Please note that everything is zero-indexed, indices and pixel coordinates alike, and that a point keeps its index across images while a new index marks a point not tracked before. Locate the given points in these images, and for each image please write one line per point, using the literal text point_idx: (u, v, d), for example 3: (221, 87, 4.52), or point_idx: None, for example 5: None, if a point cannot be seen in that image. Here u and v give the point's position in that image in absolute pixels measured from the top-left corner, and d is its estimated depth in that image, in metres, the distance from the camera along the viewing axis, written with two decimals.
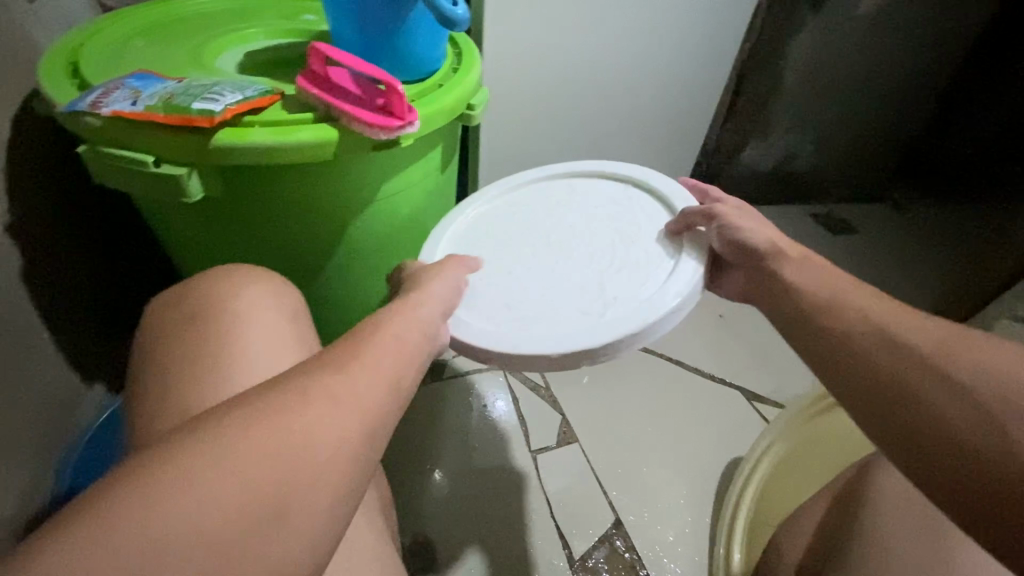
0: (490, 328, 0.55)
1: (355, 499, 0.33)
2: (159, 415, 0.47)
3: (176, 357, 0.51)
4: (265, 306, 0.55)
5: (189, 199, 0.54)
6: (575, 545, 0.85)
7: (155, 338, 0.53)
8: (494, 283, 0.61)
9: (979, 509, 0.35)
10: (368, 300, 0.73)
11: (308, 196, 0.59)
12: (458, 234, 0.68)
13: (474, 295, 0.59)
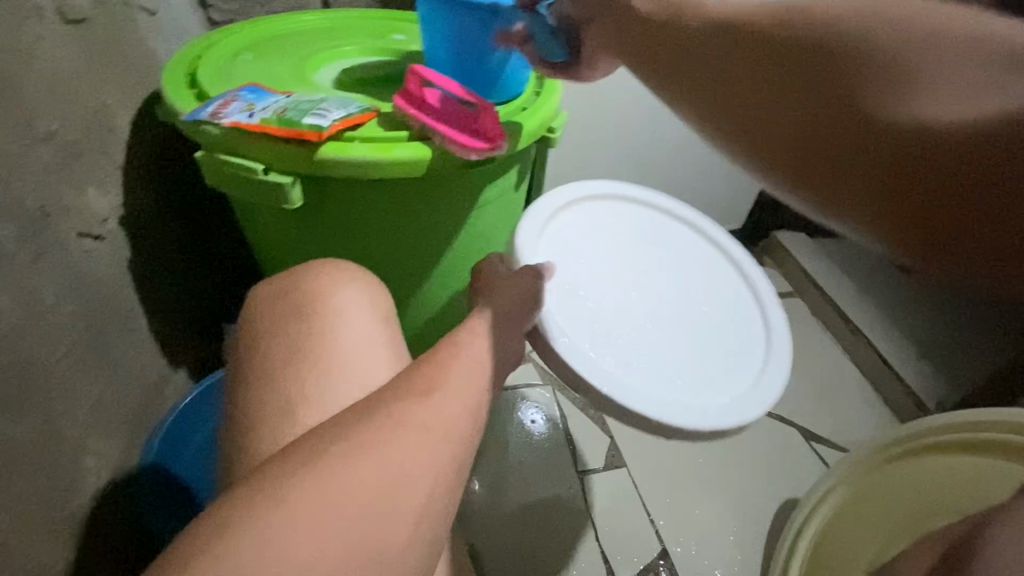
0: (658, 395, 0.60)
1: (445, 502, 0.35)
2: (253, 403, 0.51)
3: (281, 353, 0.54)
4: (358, 310, 0.58)
5: (289, 206, 0.58)
6: (620, 571, 0.85)
7: (260, 331, 0.56)
8: (642, 344, 0.66)
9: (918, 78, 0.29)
10: (435, 308, 0.75)
11: (396, 208, 0.62)
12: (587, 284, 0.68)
13: (627, 355, 0.63)
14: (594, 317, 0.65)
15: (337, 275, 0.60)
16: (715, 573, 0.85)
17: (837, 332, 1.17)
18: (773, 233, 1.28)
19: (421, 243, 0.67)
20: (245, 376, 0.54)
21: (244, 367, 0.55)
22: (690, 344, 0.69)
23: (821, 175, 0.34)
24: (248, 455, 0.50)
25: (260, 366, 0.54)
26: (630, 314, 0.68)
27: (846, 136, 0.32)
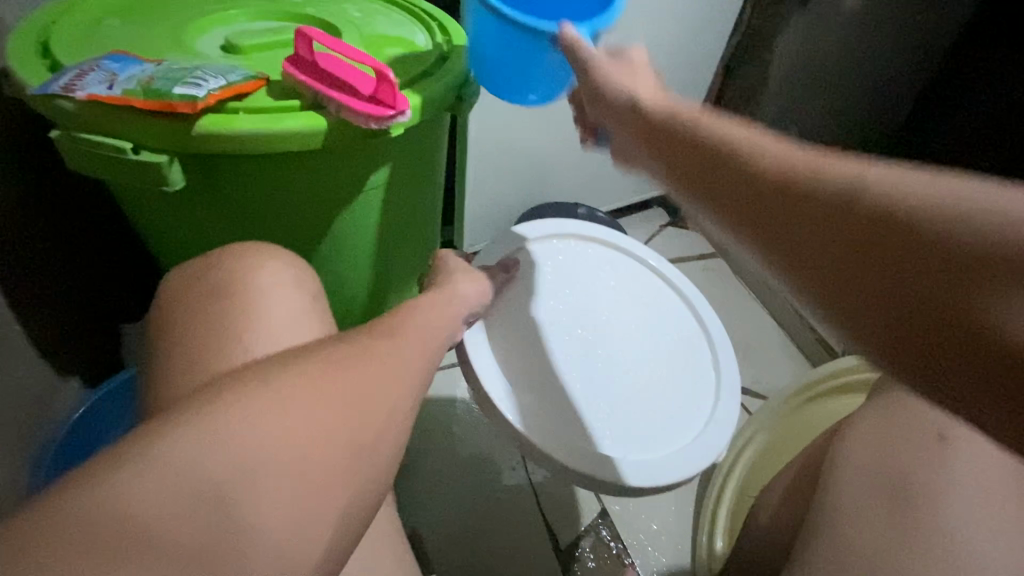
0: (590, 448, 0.62)
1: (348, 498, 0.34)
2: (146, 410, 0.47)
3: (193, 341, 0.49)
4: (281, 285, 0.53)
5: (169, 188, 0.52)
6: (560, 535, 0.86)
7: (173, 314, 0.52)
8: (586, 397, 0.67)
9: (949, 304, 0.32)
10: (355, 292, 0.72)
11: (295, 187, 0.58)
12: (536, 337, 0.69)
13: (564, 408, 0.65)
14: (539, 369, 0.67)
15: (255, 255, 0.55)
16: (651, 525, 0.89)
17: (757, 287, 1.22)
18: None
19: (330, 222, 0.63)
20: (158, 370, 0.50)
21: (157, 360, 0.50)
22: (642, 396, 0.69)
23: (846, 326, 0.35)
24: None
25: (171, 358, 0.49)
26: (584, 362, 0.69)
27: (927, 321, 0.32)
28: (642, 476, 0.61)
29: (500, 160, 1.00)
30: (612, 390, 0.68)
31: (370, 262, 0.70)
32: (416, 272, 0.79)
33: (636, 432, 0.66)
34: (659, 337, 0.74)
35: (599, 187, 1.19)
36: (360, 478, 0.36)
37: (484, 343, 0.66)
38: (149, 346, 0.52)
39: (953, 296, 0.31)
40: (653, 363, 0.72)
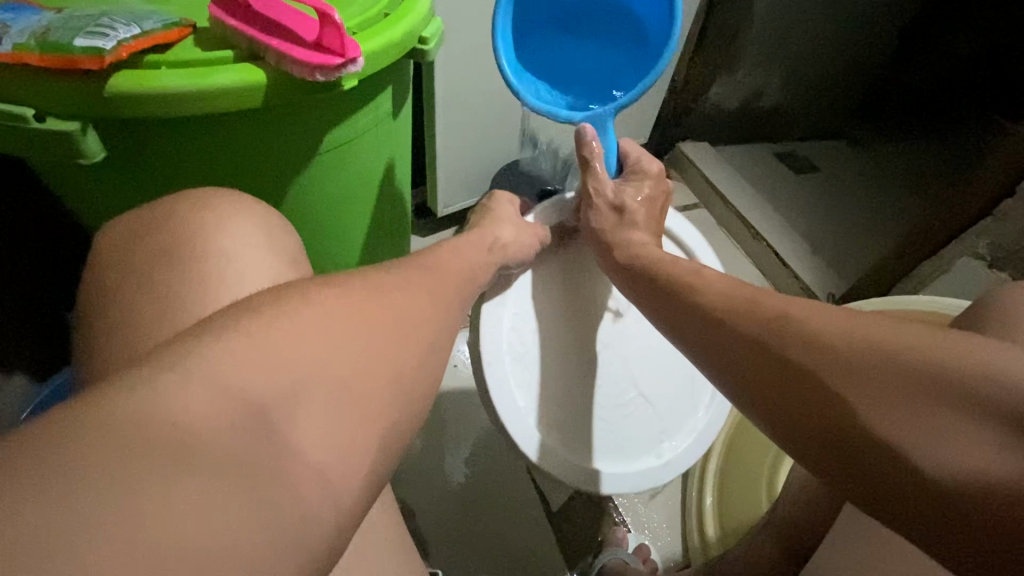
0: (567, 456, 0.66)
1: (342, 506, 0.29)
2: None
3: (154, 294, 0.43)
4: (251, 243, 0.47)
5: (89, 161, 0.45)
6: (553, 498, 0.85)
7: (114, 284, 0.45)
8: (580, 408, 0.68)
9: (873, 468, 0.33)
10: (323, 262, 0.65)
11: (237, 148, 0.51)
12: (546, 345, 0.66)
13: (553, 414, 0.67)
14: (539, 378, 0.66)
15: (230, 210, 0.48)
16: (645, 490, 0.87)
17: (740, 237, 1.19)
18: (677, 145, 1.27)
19: (284, 189, 0.56)
20: (105, 326, 0.44)
21: (108, 309, 0.44)
22: (636, 413, 0.71)
23: (782, 430, 0.37)
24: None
25: (120, 317, 0.43)
26: (603, 376, 0.69)
27: (850, 458, 0.33)
28: (617, 485, 0.68)
29: (472, 113, 0.93)
30: (610, 406, 0.69)
31: (335, 230, 0.63)
32: (390, 238, 0.73)
33: (625, 446, 0.70)
34: (672, 362, 0.72)
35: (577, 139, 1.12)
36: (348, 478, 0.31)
37: (489, 319, 0.61)
38: (99, 287, 0.46)
39: (879, 439, 0.32)
40: (660, 387, 0.72)
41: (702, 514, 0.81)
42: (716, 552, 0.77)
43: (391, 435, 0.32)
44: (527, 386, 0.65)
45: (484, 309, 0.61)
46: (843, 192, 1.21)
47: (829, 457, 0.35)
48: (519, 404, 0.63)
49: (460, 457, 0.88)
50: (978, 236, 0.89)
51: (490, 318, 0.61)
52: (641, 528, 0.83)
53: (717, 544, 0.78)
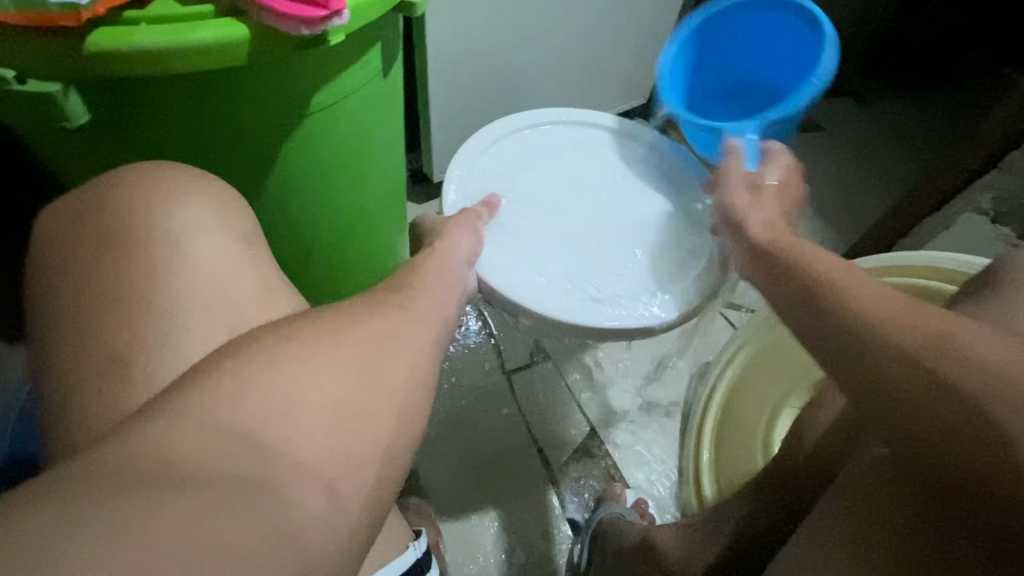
0: (620, 308, 0.63)
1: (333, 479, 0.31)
2: (78, 392, 0.41)
3: (121, 272, 0.44)
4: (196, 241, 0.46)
5: (73, 123, 0.45)
6: (552, 457, 0.87)
7: (77, 264, 0.45)
8: (598, 274, 0.65)
9: (986, 474, 0.31)
10: (317, 233, 0.65)
11: (220, 112, 0.50)
12: (535, 243, 0.67)
13: (588, 290, 0.64)
14: (555, 276, 0.65)
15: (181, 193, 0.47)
16: (644, 454, 0.88)
17: None
18: None
19: (272, 158, 0.55)
20: (94, 292, 0.43)
21: (96, 273, 0.44)
22: (645, 244, 0.68)
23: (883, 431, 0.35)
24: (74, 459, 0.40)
25: (97, 291, 0.43)
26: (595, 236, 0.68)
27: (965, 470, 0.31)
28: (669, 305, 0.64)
29: (467, 74, 0.91)
30: (621, 254, 0.67)
31: (324, 198, 0.62)
32: (385, 206, 0.72)
33: (655, 270, 0.66)
34: (645, 195, 0.72)
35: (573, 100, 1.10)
36: (348, 462, 0.32)
37: (489, 266, 0.63)
38: (85, 253, 0.45)
39: (992, 439, 0.30)
40: (650, 221, 0.70)
41: (700, 473, 0.82)
42: (713, 505, 0.79)
43: (383, 414, 0.34)
44: (620, 289, 0.64)
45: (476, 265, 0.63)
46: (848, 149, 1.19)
47: (937, 458, 0.32)
48: (562, 302, 0.63)
49: (459, 420, 0.89)
50: (984, 190, 0.87)
51: (492, 266, 0.63)
52: (641, 486, 0.86)
53: (714, 498, 0.80)
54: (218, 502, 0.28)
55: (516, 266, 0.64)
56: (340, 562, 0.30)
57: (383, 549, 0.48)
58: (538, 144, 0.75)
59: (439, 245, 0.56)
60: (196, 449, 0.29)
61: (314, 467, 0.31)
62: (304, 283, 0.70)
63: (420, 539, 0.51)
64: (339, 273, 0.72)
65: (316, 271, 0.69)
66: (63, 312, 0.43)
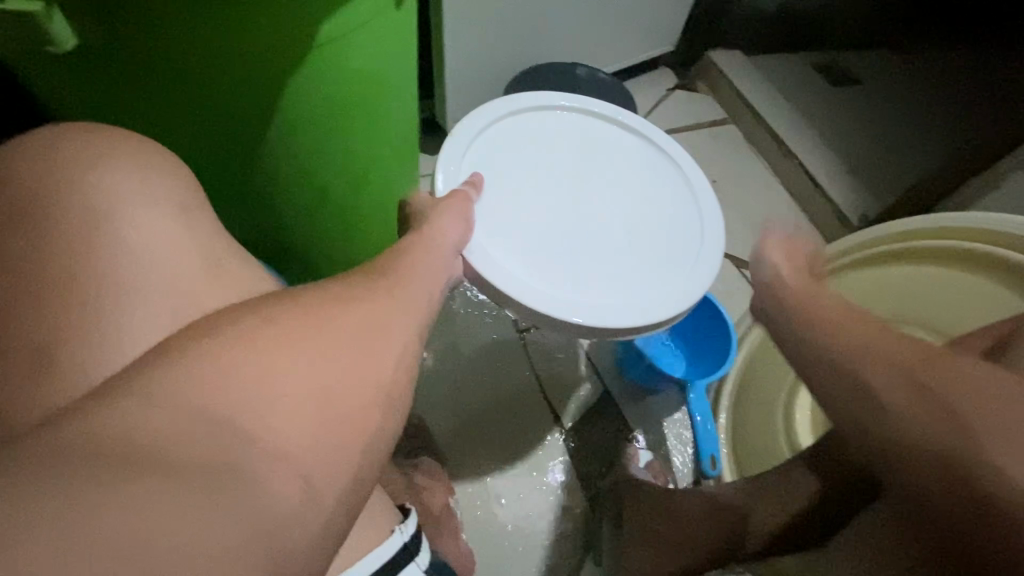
0: (618, 306, 0.60)
1: (327, 466, 0.31)
2: (58, 360, 0.39)
3: (96, 250, 0.42)
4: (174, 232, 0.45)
5: (61, 48, 0.42)
6: (564, 415, 0.86)
7: (57, 220, 0.42)
8: (598, 270, 0.63)
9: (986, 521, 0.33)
10: (325, 184, 0.62)
11: (222, 42, 0.46)
12: (536, 230, 0.63)
13: (587, 286, 0.61)
14: (557, 264, 0.62)
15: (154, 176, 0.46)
16: (657, 418, 0.87)
17: (769, 158, 1.12)
18: (707, 53, 1.18)
19: (275, 98, 0.51)
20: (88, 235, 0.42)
21: (94, 213, 0.42)
22: (648, 243, 0.65)
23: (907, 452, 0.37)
24: (53, 408, 0.38)
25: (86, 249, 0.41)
26: (597, 230, 0.65)
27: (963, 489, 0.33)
28: (671, 309, 0.61)
29: (485, 13, 0.85)
30: (621, 252, 0.64)
31: (331, 146, 0.59)
32: (396, 155, 0.68)
33: (656, 273, 0.64)
34: (650, 190, 0.69)
35: (595, 46, 1.04)
36: (338, 448, 0.31)
37: (490, 249, 0.60)
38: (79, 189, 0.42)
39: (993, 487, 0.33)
40: (653, 218, 0.67)
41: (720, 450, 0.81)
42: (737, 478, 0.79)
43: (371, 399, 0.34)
44: (625, 287, 0.62)
45: (474, 254, 0.58)
46: (881, 108, 1.10)
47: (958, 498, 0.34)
48: (562, 295, 0.60)
49: (468, 379, 0.87)
50: None
51: (492, 255, 0.59)
52: (654, 447, 0.85)
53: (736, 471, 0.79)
54: (211, 480, 0.27)
55: (518, 262, 0.60)
56: (328, 522, 0.30)
57: (366, 524, 0.46)
58: (541, 128, 0.70)
59: (428, 229, 0.52)
60: (173, 440, 0.27)
61: (292, 471, 0.29)
62: (306, 239, 0.67)
63: (407, 519, 0.49)
64: (344, 232, 0.69)
65: (320, 226, 0.66)
66: (45, 250, 0.41)
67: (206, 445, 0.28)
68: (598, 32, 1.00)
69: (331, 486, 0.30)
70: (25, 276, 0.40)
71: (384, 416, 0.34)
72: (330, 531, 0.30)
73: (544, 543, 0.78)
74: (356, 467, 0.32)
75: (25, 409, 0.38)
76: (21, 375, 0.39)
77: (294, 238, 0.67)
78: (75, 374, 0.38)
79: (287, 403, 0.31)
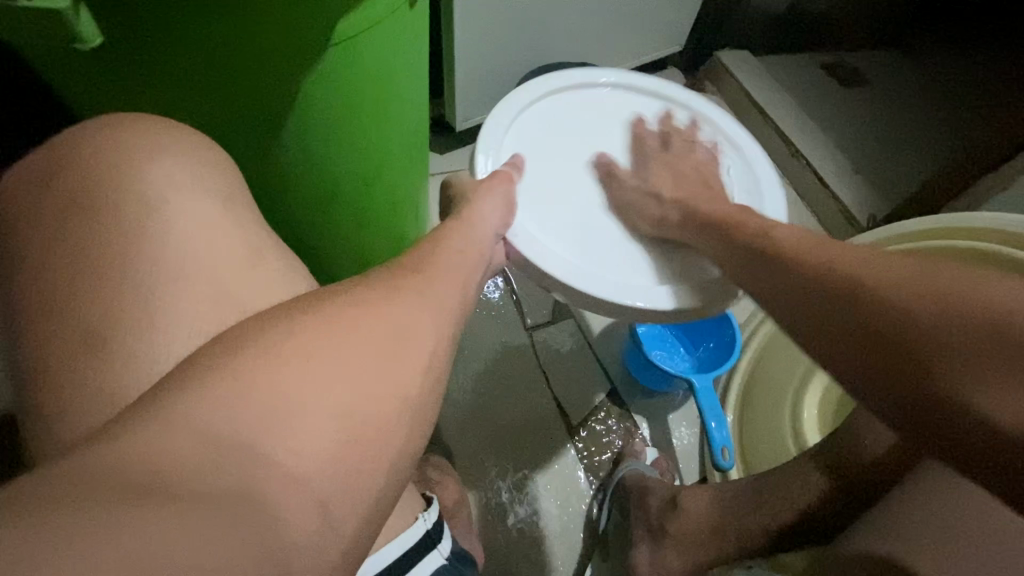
0: (659, 288, 0.60)
1: (353, 463, 0.32)
2: (94, 362, 0.40)
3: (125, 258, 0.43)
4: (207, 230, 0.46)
5: (87, 44, 0.42)
6: (573, 413, 0.87)
7: (89, 230, 0.43)
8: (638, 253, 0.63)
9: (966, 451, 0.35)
10: (340, 181, 0.63)
11: (240, 42, 0.47)
12: (574, 216, 0.64)
13: (627, 268, 0.62)
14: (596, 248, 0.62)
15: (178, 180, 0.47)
16: (667, 415, 0.88)
17: (778, 157, 1.12)
18: (716, 53, 1.18)
19: (295, 95, 0.52)
20: (122, 235, 0.43)
21: (126, 215, 0.44)
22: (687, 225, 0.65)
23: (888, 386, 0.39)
24: (91, 408, 0.39)
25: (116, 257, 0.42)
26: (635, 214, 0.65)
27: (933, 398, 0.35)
28: (715, 290, 0.60)
29: (494, 15, 0.86)
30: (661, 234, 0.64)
31: (346, 145, 0.60)
32: (409, 154, 0.69)
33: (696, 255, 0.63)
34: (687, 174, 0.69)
35: (603, 47, 1.04)
36: (364, 444, 0.32)
37: (529, 232, 0.60)
38: (112, 193, 0.44)
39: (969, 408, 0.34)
40: None
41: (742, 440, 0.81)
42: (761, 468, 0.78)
43: (395, 396, 0.35)
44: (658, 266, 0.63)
45: (516, 236, 0.59)
46: (891, 107, 1.09)
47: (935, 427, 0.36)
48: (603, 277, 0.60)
49: (480, 376, 0.88)
50: None
51: (533, 237, 0.60)
52: (663, 444, 0.86)
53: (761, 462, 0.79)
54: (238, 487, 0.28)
55: (555, 243, 0.61)
56: (361, 507, 0.31)
57: (391, 512, 0.47)
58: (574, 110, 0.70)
59: (465, 213, 0.53)
60: (205, 444, 0.29)
61: (317, 473, 0.30)
62: (323, 235, 0.69)
63: (429, 507, 0.50)
64: (358, 229, 0.70)
65: (335, 224, 0.68)
66: (80, 254, 0.42)
67: (237, 450, 0.29)
68: (606, 33, 1.01)
69: (357, 482, 0.31)
70: (62, 278, 0.42)
71: (412, 405, 0.35)
72: (363, 517, 0.32)
73: (555, 538, 0.79)
74: (382, 462, 0.33)
75: (67, 404, 0.40)
76: (61, 372, 0.40)
77: (310, 235, 0.68)
78: (110, 377, 0.40)
79: (311, 404, 0.32)
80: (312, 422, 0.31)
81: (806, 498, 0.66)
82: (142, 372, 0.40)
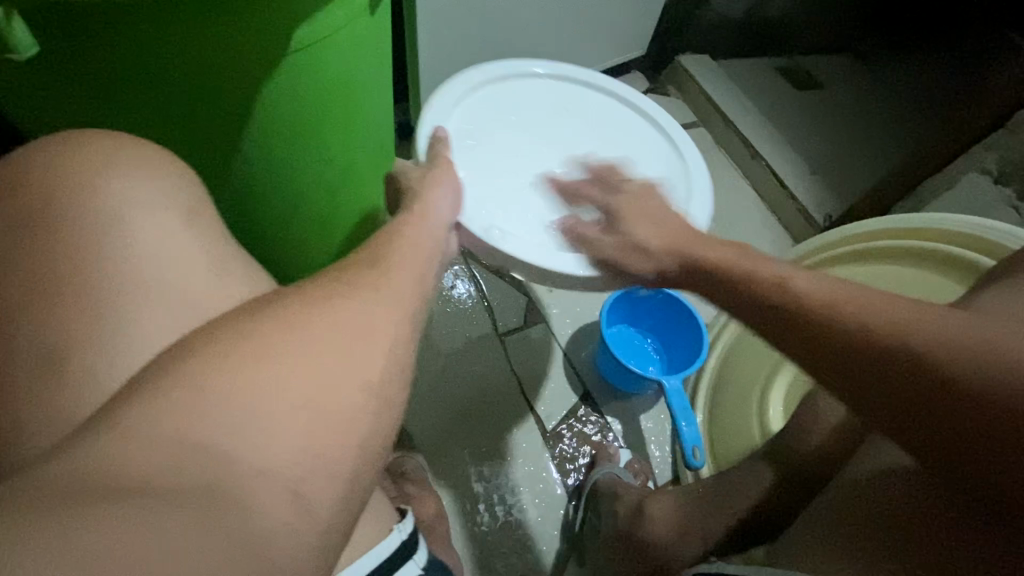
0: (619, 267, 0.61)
1: (324, 485, 0.31)
2: (41, 386, 0.38)
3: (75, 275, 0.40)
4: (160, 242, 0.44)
5: (20, 56, 0.40)
6: (546, 419, 0.87)
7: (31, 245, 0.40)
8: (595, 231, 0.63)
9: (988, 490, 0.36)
10: (300, 185, 0.61)
11: (195, 46, 0.45)
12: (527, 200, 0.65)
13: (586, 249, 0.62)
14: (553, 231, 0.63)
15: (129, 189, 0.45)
16: (637, 416, 0.88)
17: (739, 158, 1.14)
18: (677, 57, 1.20)
19: (247, 103, 0.51)
20: (68, 248, 0.41)
21: (73, 225, 0.41)
22: None
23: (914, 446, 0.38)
24: (41, 434, 0.37)
25: (66, 275, 0.40)
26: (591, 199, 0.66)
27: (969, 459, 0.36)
28: None
29: (458, 20, 0.85)
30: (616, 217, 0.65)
31: (305, 150, 0.57)
32: (371, 158, 0.67)
33: None
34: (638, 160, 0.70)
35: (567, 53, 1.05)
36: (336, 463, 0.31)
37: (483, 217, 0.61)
38: (57, 203, 0.42)
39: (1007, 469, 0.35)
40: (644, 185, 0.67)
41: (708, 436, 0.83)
42: (725, 464, 0.80)
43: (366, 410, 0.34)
44: None
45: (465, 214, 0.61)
46: (844, 109, 1.14)
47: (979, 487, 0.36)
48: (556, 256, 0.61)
49: (451, 382, 0.87)
50: (988, 150, 0.88)
51: (484, 217, 0.62)
52: (635, 444, 0.87)
53: (725, 456, 0.80)
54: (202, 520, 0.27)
55: (507, 223, 0.62)
56: (339, 523, 0.31)
57: (362, 527, 0.46)
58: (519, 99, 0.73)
59: (430, 214, 0.52)
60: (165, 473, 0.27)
61: (283, 498, 0.29)
62: (281, 244, 0.66)
63: (403, 518, 0.49)
64: (318, 236, 0.68)
65: (295, 231, 0.65)
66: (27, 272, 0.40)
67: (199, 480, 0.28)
68: (570, 37, 1.01)
69: (328, 498, 0.31)
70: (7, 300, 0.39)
71: (385, 416, 0.35)
72: (337, 533, 0.31)
73: (531, 544, 0.79)
74: (354, 477, 0.32)
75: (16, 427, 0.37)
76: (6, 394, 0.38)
77: (269, 242, 0.65)
78: (61, 401, 0.38)
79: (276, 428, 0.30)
80: (278, 442, 0.30)
81: (765, 494, 0.67)
82: (96, 390, 0.38)
